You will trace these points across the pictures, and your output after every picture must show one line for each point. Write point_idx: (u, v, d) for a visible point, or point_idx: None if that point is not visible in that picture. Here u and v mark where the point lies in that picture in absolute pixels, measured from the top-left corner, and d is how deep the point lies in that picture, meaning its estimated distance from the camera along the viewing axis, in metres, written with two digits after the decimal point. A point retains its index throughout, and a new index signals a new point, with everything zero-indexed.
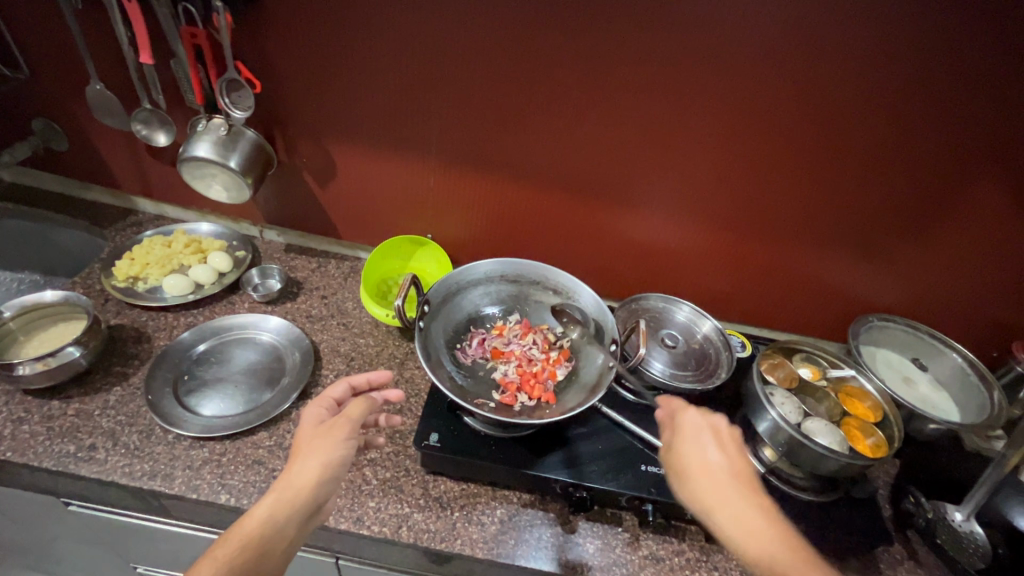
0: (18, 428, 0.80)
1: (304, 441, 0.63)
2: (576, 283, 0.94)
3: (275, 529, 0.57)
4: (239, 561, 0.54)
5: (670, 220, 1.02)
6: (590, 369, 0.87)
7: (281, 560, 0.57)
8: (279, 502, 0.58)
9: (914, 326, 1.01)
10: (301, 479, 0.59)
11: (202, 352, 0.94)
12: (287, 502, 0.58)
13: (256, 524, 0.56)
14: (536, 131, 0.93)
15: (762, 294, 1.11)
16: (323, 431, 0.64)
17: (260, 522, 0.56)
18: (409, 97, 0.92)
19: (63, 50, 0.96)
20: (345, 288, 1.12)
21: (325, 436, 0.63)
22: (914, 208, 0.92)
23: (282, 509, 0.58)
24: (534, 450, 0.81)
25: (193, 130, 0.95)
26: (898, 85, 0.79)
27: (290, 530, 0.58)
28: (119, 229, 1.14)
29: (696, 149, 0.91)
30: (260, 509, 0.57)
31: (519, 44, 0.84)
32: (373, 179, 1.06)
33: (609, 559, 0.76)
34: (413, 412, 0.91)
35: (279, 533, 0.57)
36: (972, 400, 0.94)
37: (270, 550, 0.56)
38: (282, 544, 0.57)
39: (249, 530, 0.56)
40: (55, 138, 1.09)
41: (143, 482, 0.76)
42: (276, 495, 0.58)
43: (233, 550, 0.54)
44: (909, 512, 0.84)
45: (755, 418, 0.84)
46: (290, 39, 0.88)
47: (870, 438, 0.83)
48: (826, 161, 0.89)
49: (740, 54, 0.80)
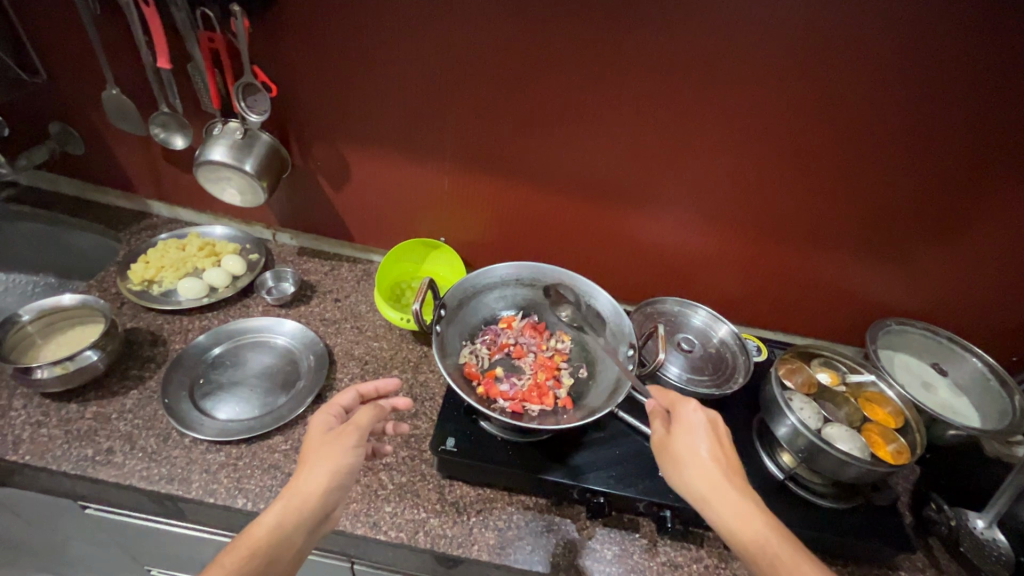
0: (37, 432, 0.80)
1: (312, 449, 0.63)
2: (592, 287, 0.92)
3: (281, 538, 0.57)
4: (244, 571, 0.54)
5: (685, 223, 1.01)
6: (607, 374, 0.86)
7: (285, 569, 0.57)
8: (287, 511, 0.58)
9: (933, 330, 1.00)
10: (309, 488, 0.59)
11: (218, 356, 0.94)
12: (295, 510, 0.58)
13: (264, 533, 0.56)
14: (552, 135, 0.93)
15: (777, 298, 1.10)
16: (331, 438, 0.64)
17: (269, 530, 0.56)
18: (425, 101, 0.92)
19: (81, 54, 0.96)
20: (358, 291, 1.12)
21: (333, 444, 0.63)
22: (934, 212, 0.91)
23: (290, 518, 0.58)
24: (551, 456, 0.81)
25: (208, 134, 0.95)
26: (919, 88, 0.78)
27: (297, 539, 0.58)
28: (134, 232, 1.15)
29: (713, 153, 0.91)
30: (268, 517, 0.57)
31: (536, 48, 0.83)
32: (387, 182, 1.06)
33: (628, 565, 0.75)
34: (428, 416, 0.90)
35: (287, 543, 0.57)
36: (993, 405, 0.93)
37: (277, 558, 0.56)
38: (288, 553, 0.57)
39: (257, 539, 0.56)
40: (71, 142, 1.10)
41: (161, 486, 0.76)
42: (284, 504, 0.58)
43: (240, 558, 0.54)
44: (932, 519, 0.83)
45: (774, 422, 0.83)
46: (306, 43, 0.88)
47: (891, 444, 0.82)
48: (844, 165, 0.88)
49: (760, 57, 0.79)
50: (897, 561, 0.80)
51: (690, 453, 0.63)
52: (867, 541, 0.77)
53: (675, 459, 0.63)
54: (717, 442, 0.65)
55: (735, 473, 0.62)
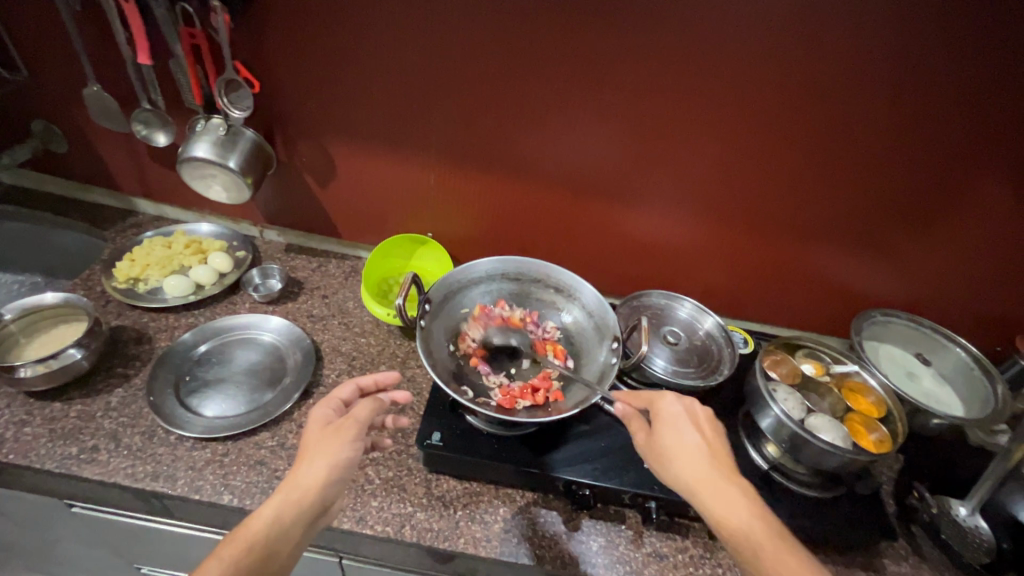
0: (20, 431, 0.80)
1: (312, 442, 0.64)
2: (577, 281, 0.94)
3: (281, 531, 0.57)
4: (244, 563, 0.54)
5: (671, 217, 1.02)
6: (591, 367, 0.87)
7: (283, 564, 0.56)
8: (286, 503, 0.58)
9: (916, 321, 1.01)
10: (308, 481, 0.60)
11: (204, 353, 0.94)
12: (294, 504, 0.59)
13: (263, 525, 0.57)
14: (536, 129, 0.93)
15: (764, 289, 1.10)
16: (330, 432, 0.64)
17: (267, 524, 0.57)
18: (409, 95, 0.92)
19: (61, 51, 0.95)
20: (345, 287, 1.12)
21: (333, 437, 0.63)
22: (917, 203, 0.91)
23: (289, 510, 0.58)
24: (537, 449, 0.81)
25: (191, 131, 0.94)
26: (899, 80, 0.78)
27: (296, 532, 0.58)
28: (120, 230, 1.14)
29: (697, 145, 0.91)
30: (268, 511, 0.58)
31: (518, 41, 0.83)
32: (374, 178, 1.06)
33: (613, 557, 0.76)
34: (415, 411, 0.91)
35: (285, 536, 0.57)
36: (976, 394, 0.94)
37: (275, 552, 0.56)
38: (287, 546, 0.57)
39: (256, 530, 0.56)
40: (54, 140, 1.09)
41: (146, 483, 0.76)
42: (284, 496, 0.59)
43: (239, 550, 0.54)
44: (914, 507, 0.84)
45: (758, 414, 0.83)
46: (289, 38, 0.88)
47: (873, 434, 0.83)
48: (826, 156, 0.88)
49: (741, 49, 0.79)
50: (880, 548, 0.80)
51: (677, 448, 0.63)
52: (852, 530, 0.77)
53: (662, 456, 0.64)
54: (701, 431, 0.66)
55: (718, 459, 0.63)
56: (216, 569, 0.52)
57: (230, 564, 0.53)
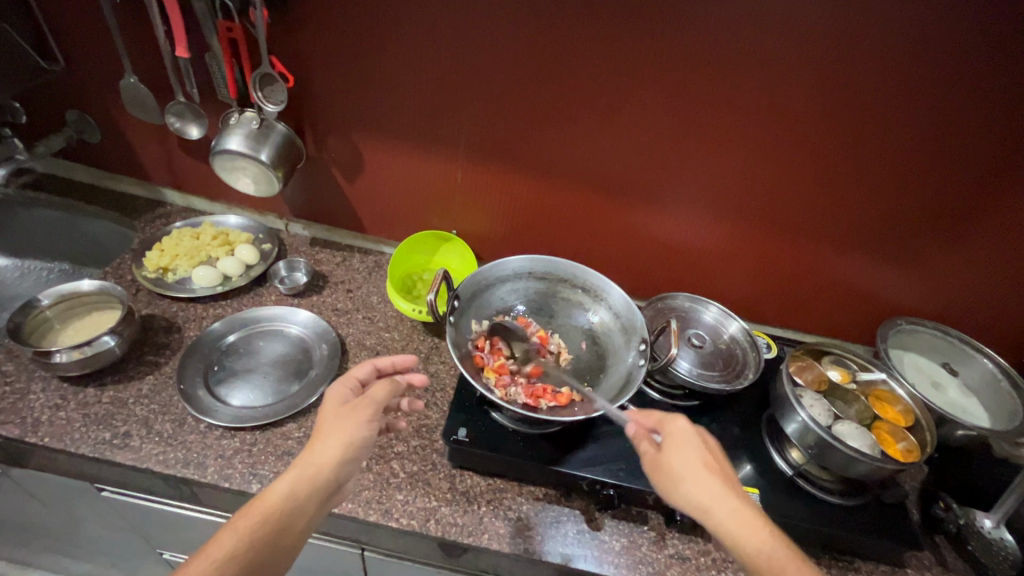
0: (55, 415, 0.81)
1: (328, 421, 0.64)
2: (605, 283, 0.93)
3: (296, 505, 0.58)
4: (258, 535, 0.55)
5: (697, 219, 1.01)
6: (617, 369, 0.87)
7: (296, 539, 0.58)
8: (299, 480, 0.59)
9: (943, 330, 1.00)
10: (322, 459, 0.60)
11: (232, 343, 0.95)
12: (309, 478, 0.59)
13: (277, 500, 0.57)
14: (566, 129, 0.93)
15: (788, 295, 1.10)
16: (346, 411, 0.64)
17: (282, 498, 0.57)
18: (439, 94, 0.93)
19: (100, 43, 0.97)
20: (369, 282, 1.13)
21: (348, 418, 0.63)
22: (948, 214, 0.91)
23: (303, 487, 0.59)
24: (561, 448, 0.81)
25: (224, 123, 0.95)
26: (937, 91, 0.78)
27: (310, 508, 0.59)
28: (149, 220, 1.16)
29: (726, 149, 0.91)
30: (280, 485, 0.58)
31: (552, 43, 0.84)
32: (401, 175, 1.06)
33: (636, 558, 0.76)
34: (440, 407, 0.91)
35: (298, 512, 0.58)
36: (1004, 405, 0.92)
37: (289, 528, 0.57)
38: (300, 522, 0.58)
39: (270, 505, 0.57)
40: (87, 129, 1.10)
41: (177, 470, 0.77)
42: (298, 472, 0.59)
43: (254, 521, 0.56)
44: (939, 518, 0.83)
45: (783, 419, 0.83)
46: (325, 36, 0.89)
47: (901, 443, 0.82)
48: (858, 165, 0.88)
49: (777, 54, 0.79)
50: (904, 558, 0.80)
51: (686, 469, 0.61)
52: (876, 539, 0.77)
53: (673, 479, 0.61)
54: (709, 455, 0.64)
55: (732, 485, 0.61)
56: (233, 539, 0.54)
57: (247, 535, 0.55)
